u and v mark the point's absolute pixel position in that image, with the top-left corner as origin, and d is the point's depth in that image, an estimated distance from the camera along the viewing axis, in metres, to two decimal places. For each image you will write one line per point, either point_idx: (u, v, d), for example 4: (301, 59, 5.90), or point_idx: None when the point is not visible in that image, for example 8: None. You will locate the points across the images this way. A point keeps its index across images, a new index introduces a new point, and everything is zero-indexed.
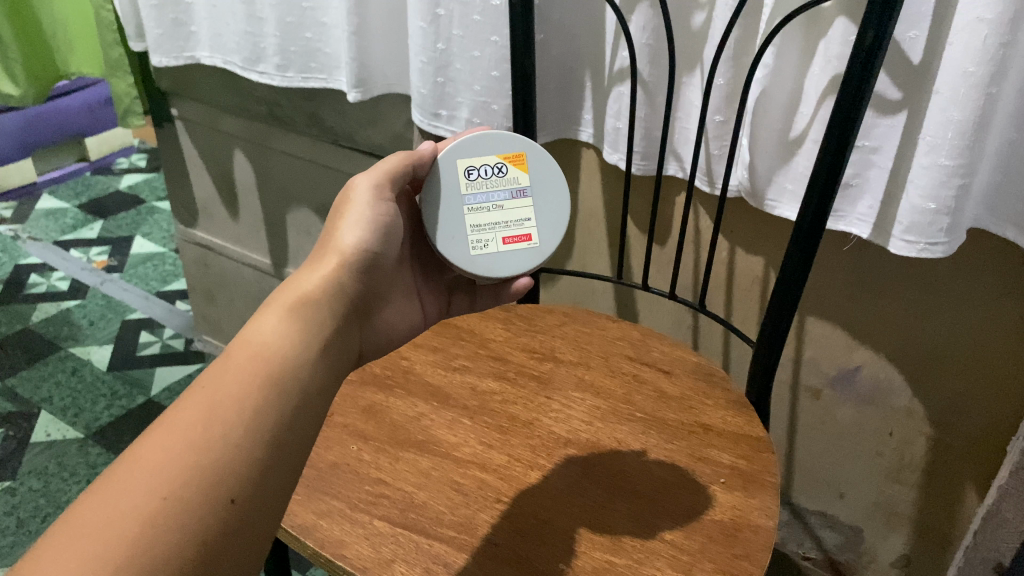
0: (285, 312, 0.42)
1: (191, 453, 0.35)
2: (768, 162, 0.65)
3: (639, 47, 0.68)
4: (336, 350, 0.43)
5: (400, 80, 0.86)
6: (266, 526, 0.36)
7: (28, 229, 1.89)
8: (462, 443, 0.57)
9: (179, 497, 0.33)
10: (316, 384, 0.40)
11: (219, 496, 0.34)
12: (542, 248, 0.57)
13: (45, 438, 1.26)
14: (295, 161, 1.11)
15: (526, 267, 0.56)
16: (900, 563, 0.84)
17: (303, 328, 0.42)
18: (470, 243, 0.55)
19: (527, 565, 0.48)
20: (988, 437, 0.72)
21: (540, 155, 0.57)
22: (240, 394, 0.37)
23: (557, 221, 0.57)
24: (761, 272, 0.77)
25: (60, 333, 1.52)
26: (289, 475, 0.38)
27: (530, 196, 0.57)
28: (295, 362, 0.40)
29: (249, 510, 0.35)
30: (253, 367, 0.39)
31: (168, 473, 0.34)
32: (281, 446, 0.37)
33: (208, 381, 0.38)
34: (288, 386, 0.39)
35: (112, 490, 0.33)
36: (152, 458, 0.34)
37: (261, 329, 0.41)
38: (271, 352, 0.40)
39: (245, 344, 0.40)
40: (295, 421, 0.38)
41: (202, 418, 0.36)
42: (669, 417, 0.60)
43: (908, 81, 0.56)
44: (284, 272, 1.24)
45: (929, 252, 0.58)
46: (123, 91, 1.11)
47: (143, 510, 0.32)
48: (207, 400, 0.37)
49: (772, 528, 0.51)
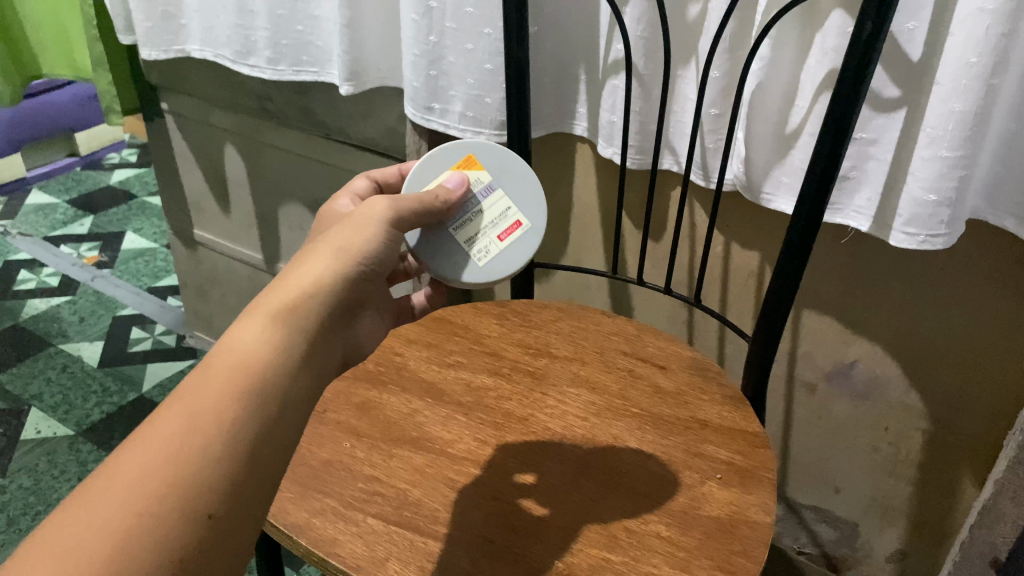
0: (269, 317, 0.40)
1: (168, 467, 0.34)
2: (765, 156, 0.65)
3: (634, 39, 0.67)
4: (321, 356, 0.41)
5: (393, 73, 0.85)
6: (245, 536, 0.35)
7: (17, 225, 1.86)
8: (457, 440, 0.57)
9: (156, 514, 0.32)
10: (298, 392, 0.39)
11: (196, 512, 0.33)
12: (535, 224, 0.59)
13: (35, 436, 1.24)
14: (286, 155, 1.10)
15: (533, 249, 0.59)
16: (895, 558, 0.84)
17: (288, 335, 0.40)
18: (473, 259, 0.57)
19: (521, 563, 0.47)
20: (985, 430, 0.72)
21: (486, 147, 0.59)
22: (219, 405, 0.36)
23: (534, 196, 0.59)
24: (757, 266, 0.77)
25: (50, 329, 1.50)
26: (269, 485, 0.36)
27: (498, 187, 0.58)
28: (279, 371, 0.38)
29: (228, 525, 0.34)
30: (233, 376, 0.37)
31: (145, 489, 0.33)
32: (259, 458, 0.36)
33: (187, 391, 0.36)
34: (268, 396, 0.37)
35: (88, 506, 0.32)
36: (128, 473, 0.33)
37: (245, 335, 0.39)
38: (254, 359, 0.38)
39: (225, 350, 0.38)
40: (276, 432, 0.37)
41: (180, 430, 0.35)
42: (664, 413, 0.60)
43: (906, 75, 0.55)
44: (275, 267, 1.23)
45: (929, 245, 0.58)
46: (104, 88, 1.10)
47: (118, 527, 0.31)
48: (185, 411, 0.35)
49: (769, 525, 0.50)
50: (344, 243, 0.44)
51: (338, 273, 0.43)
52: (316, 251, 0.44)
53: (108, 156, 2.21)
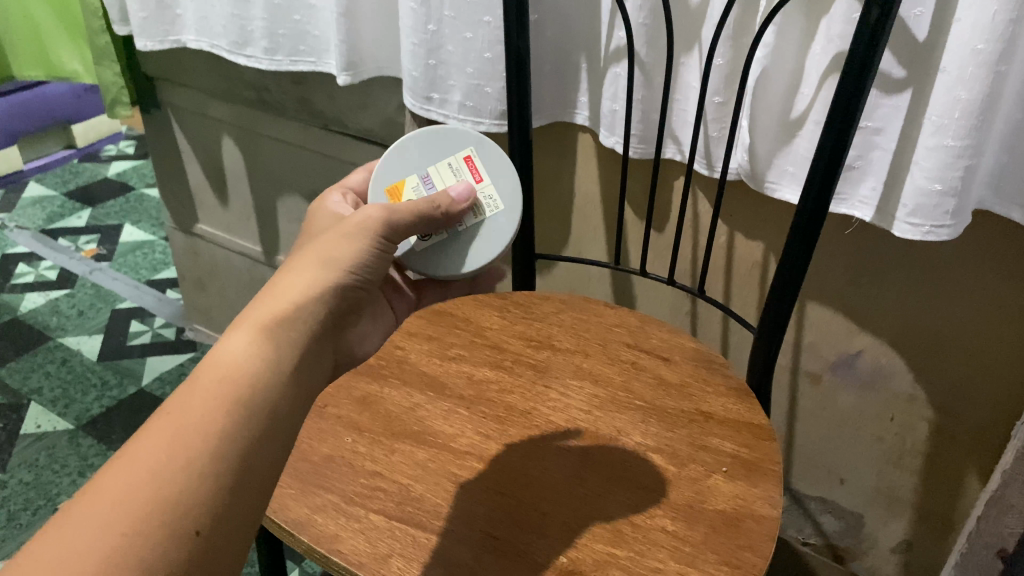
0: (256, 331, 0.39)
1: (155, 483, 0.33)
2: (769, 145, 0.64)
3: (636, 27, 0.66)
4: (311, 368, 0.40)
5: (391, 63, 0.83)
6: (236, 549, 0.34)
7: (15, 218, 1.85)
8: (459, 434, 0.56)
9: (143, 531, 0.31)
10: (287, 404, 0.38)
11: (182, 530, 0.32)
12: (477, 145, 0.57)
13: (35, 430, 1.24)
14: (284, 146, 1.08)
15: (503, 155, 0.57)
16: (900, 549, 0.84)
17: (276, 350, 0.39)
18: (496, 214, 0.56)
19: (525, 559, 0.47)
20: (990, 419, 0.71)
21: (385, 165, 0.56)
22: (206, 420, 0.35)
23: (448, 136, 0.57)
24: (761, 257, 0.76)
25: (49, 323, 1.49)
26: (259, 498, 0.35)
27: (427, 169, 0.56)
28: (268, 383, 0.37)
29: (217, 540, 0.33)
30: (221, 390, 0.36)
31: (131, 506, 0.32)
32: (248, 472, 0.35)
33: (173, 407, 0.36)
34: (257, 410, 0.36)
35: (73, 524, 0.31)
36: (112, 491, 0.32)
37: (232, 350, 0.38)
38: (241, 372, 0.37)
39: (212, 364, 0.37)
40: (264, 443, 0.36)
41: (166, 446, 0.34)
42: (668, 405, 0.59)
43: (914, 60, 0.54)
44: (274, 260, 1.22)
45: (933, 235, 0.57)
46: (110, 80, 1.06)
47: (104, 546, 0.30)
48: (171, 428, 0.34)
49: (776, 518, 0.50)
50: (329, 257, 0.43)
51: (325, 284, 0.42)
52: (301, 263, 0.42)
53: (105, 149, 2.20)
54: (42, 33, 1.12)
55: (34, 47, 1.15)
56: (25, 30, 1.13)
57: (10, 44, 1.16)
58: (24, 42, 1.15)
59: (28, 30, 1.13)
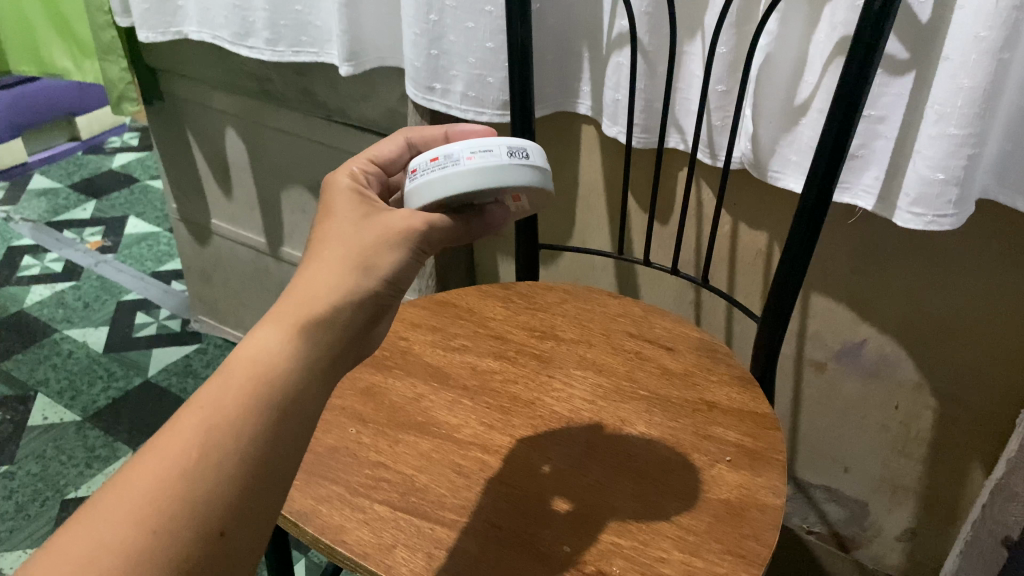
0: (289, 328, 0.36)
1: (183, 480, 0.31)
2: (772, 132, 0.63)
3: (639, 14, 0.65)
4: (342, 368, 0.38)
5: (393, 53, 0.83)
6: (256, 551, 0.33)
7: (20, 211, 1.86)
8: (462, 424, 0.56)
9: (167, 532, 0.30)
10: (317, 406, 0.36)
11: (205, 531, 0.31)
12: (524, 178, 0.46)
13: (43, 421, 1.25)
14: (287, 136, 1.08)
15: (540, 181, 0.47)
16: (905, 537, 0.84)
17: (308, 349, 0.36)
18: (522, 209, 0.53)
19: (530, 548, 0.47)
20: (996, 407, 0.71)
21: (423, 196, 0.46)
22: (237, 418, 0.33)
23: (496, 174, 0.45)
24: (764, 246, 0.76)
25: (55, 315, 1.50)
26: (283, 499, 0.34)
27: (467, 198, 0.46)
28: (299, 385, 0.35)
29: (239, 542, 0.32)
30: (252, 387, 0.34)
31: (158, 506, 0.30)
32: (272, 474, 0.33)
33: (203, 400, 0.34)
34: (287, 411, 0.34)
35: (99, 518, 0.30)
36: (140, 487, 0.31)
37: (264, 346, 0.35)
38: (273, 370, 0.35)
39: (245, 358, 0.35)
40: (291, 444, 0.34)
41: (195, 442, 0.32)
42: (672, 395, 0.60)
43: (918, 44, 0.54)
44: (278, 251, 1.22)
45: (936, 225, 0.56)
46: (117, 75, 1.06)
47: (129, 545, 0.29)
48: (201, 424, 0.33)
49: (780, 507, 0.50)
50: (369, 251, 0.39)
51: (361, 280, 0.38)
52: (335, 252, 0.39)
53: (109, 140, 2.20)
54: (41, 31, 1.12)
55: (29, 44, 1.14)
56: (24, 31, 1.13)
57: (7, 43, 1.16)
58: (22, 40, 1.14)
59: (25, 27, 1.12)
